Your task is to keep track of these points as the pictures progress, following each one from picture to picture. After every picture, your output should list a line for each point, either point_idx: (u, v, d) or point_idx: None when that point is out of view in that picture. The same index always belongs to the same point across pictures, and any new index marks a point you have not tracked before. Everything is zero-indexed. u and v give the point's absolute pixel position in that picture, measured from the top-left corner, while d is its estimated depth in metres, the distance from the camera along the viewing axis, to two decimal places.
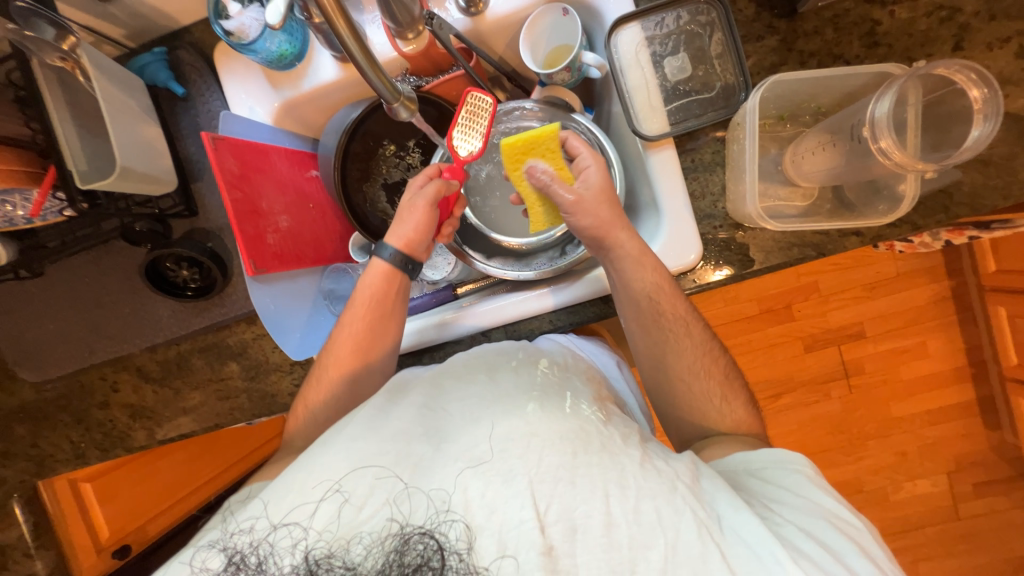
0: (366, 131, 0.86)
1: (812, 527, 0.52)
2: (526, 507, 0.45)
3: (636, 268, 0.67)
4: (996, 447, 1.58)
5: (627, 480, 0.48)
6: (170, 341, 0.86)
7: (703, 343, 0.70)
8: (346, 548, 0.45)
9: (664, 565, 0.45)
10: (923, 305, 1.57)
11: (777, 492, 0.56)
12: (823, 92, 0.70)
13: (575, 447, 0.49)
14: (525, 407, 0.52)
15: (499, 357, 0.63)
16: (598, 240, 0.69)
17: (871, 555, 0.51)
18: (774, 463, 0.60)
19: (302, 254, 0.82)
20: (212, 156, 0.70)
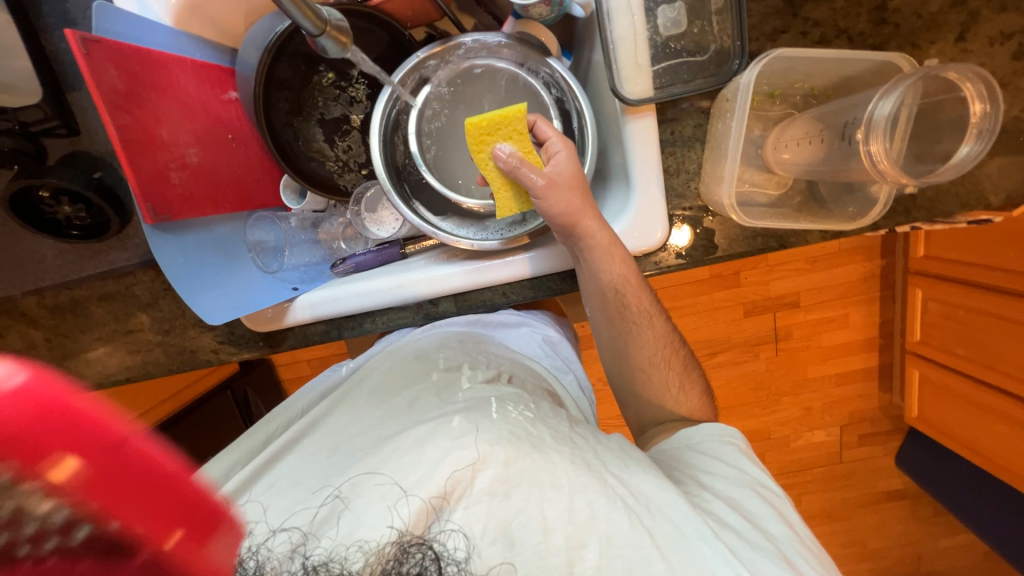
0: (296, 51, 0.71)
1: (738, 499, 0.55)
2: (461, 532, 0.44)
3: (605, 259, 0.63)
4: (884, 408, 1.81)
5: (560, 479, 0.47)
6: (60, 285, 0.74)
7: (647, 332, 0.68)
8: (344, 555, 0.43)
9: (599, 562, 0.44)
10: (855, 282, 1.68)
11: (713, 464, 0.59)
12: (819, 72, 0.64)
13: (508, 454, 0.47)
14: (449, 421, 0.50)
15: (420, 365, 0.64)
16: (569, 228, 0.63)
17: (788, 518, 0.55)
18: (710, 436, 0.62)
19: (219, 197, 0.69)
20: (83, 63, 0.54)
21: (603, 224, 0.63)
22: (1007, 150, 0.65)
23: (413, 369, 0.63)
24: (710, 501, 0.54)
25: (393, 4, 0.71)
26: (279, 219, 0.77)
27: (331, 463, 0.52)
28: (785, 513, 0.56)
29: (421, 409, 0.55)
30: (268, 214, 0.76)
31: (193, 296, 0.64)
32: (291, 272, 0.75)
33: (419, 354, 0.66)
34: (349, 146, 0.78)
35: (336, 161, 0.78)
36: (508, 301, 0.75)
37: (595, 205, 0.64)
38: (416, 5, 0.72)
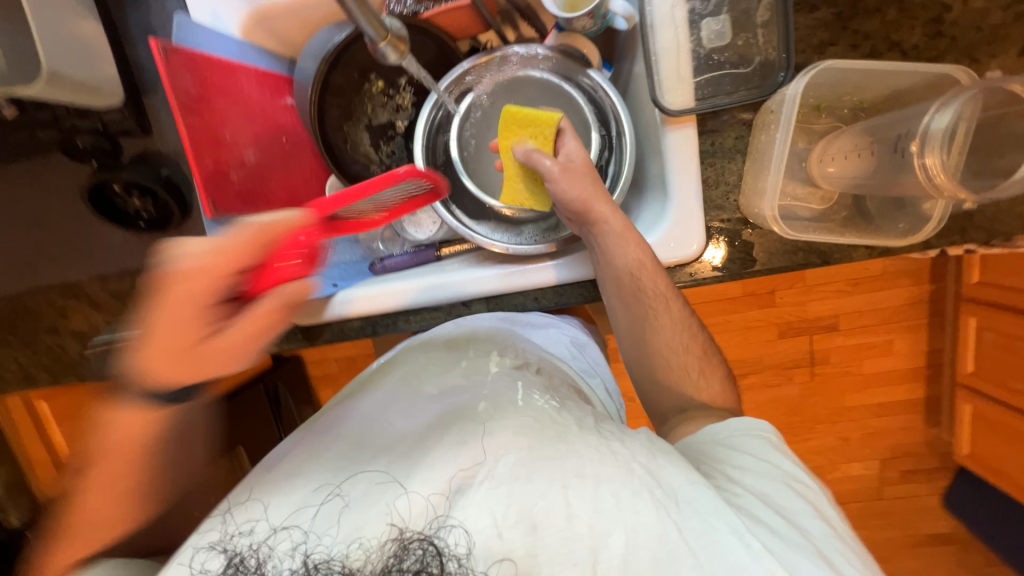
0: (350, 60, 0.74)
1: (773, 495, 0.50)
2: (485, 517, 0.44)
3: (620, 243, 0.64)
4: (932, 443, 1.70)
5: (585, 469, 0.46)
6: (124, 272, 0.79)
7: (661, 316, 0.66)
8: (346, 553, 0.44)
9: (625, 553, 0.43)
10: (901, 307, 1.59)
11: (743, 458, 0.54)
12: (869, 85, 0.62)
13: (532, 441, 0.48)
14: (476, 407, 0.53)
15: (450, 355, 0.66)
16: (576, 211, 0.65)
17: (823, 512, 0.51)
18: (738, 430, 0.57)
19: (271, 197, 0.73)
20: (164, 70, 0.59)
21: (612, 207, 0.64)
22: None
23: (442, 355, 0.66)
24: (746, 497, 0.49)
25: (442, 17, 0.73)
26: None
27: (353, 449, 0.52)
28: (823, 510, 0.51)
29: (449, 390, 0.60)
30: None
31: None
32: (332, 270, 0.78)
33: (450, 342, 0.68)
34: (393, 151, 0.80)
35: (380, 165, 0.80)
36: (540, 307, 0.74)
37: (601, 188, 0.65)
38: (464, 18, 0.74)
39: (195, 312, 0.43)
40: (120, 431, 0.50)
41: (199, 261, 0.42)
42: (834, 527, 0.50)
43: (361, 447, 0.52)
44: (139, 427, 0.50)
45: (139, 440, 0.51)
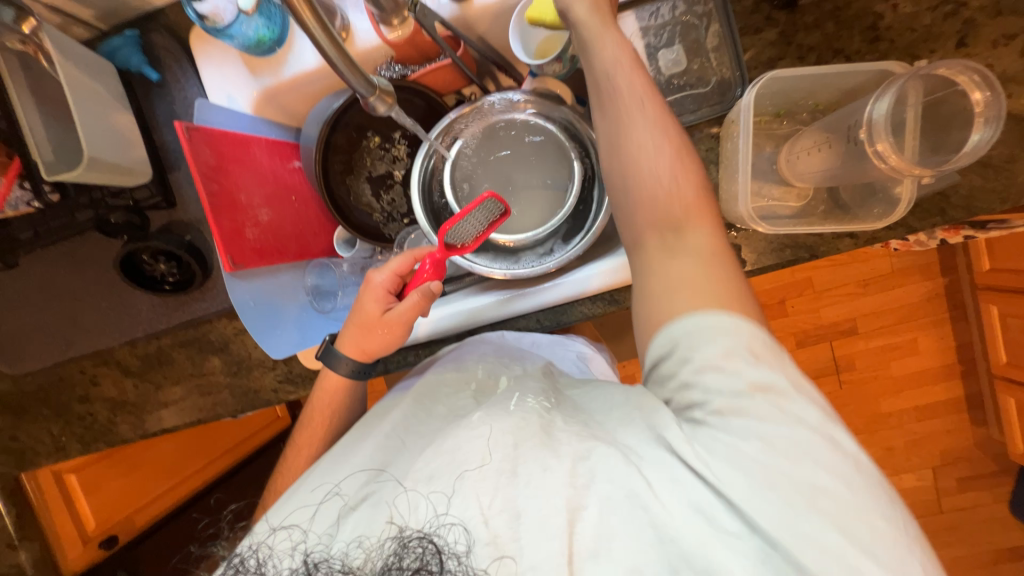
0: (348, 122, 0.82)
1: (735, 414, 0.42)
2: (472, 505, 0.44)
3: (602, 46, 0.54)
4: (981, 443, 1.61)
5: (560, 449, 0.47)
6: (149, 336, 0.86)
7: (690, 227, 0.49)
8: (346, 552, 0.45)
9: (599, 517, 0.43)
10: (916, 302, 1.57)
11: (712, 350, 0.43)
12: (822, 89, 0.67)
13: (517, 438, 0.49)
14: (470, 416, 0.53)
15: (456, 378, 0.67)
16: (597, 79, 0.54)
17: (806, 421, 0.41)
18: (692, 335, 0.44)
19: (284, 249, 0.79)
20: (186, 146, 0.66)
21: (643, 84, 0.52)
22: None
23: (449, 378, 0.66)
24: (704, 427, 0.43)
25: (428, 77, 0.82)
26: (337, 265, 0.85)
27: (351, 458, 0.56)
28: (801, 422, 0.41)
29: (457, 410, 0.59)
30: (324, 260, 0.85)
31: (266, 336, 0.75)
32: (341, 310, 0.81)
33: (456, 363, 0.70)
34: (393, 198, 0.88)
35: (382, 212, 0.88)
36: (545, 327, 0.81)
37: (640, 65, 0.54)
38: (447, 76, 0.83)
39: (382, 295, 0.68)
40: (330, 380, 0.71)
41: (390, 269, 0.68)
42: (823, 437, 0.41)
43: (352, 455, 0.56)
44: (339, 385, 0.71)
45: (340, 397, 0.71)
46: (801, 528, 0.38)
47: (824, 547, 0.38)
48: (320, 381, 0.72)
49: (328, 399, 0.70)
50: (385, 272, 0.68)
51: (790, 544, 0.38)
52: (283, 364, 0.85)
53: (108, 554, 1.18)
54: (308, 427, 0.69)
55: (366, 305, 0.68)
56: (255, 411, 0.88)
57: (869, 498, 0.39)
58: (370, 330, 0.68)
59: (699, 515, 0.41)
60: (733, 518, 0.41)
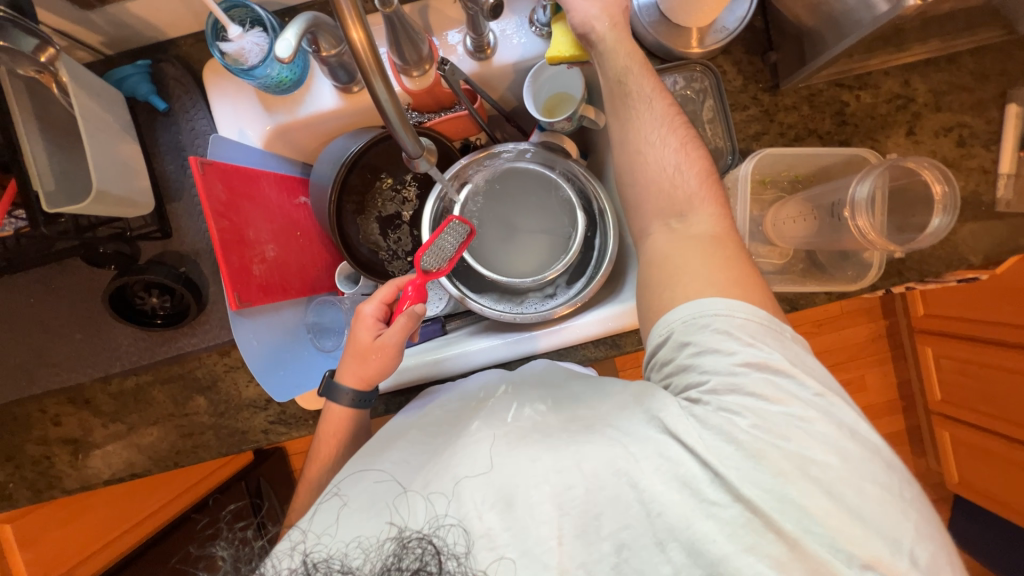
0: (365, 164, 0.83)
1: (732, 390, 0.46)
2: (467, 500, 0.46)
3: (612, 55, 0.61)
4: (922, 474, 1.76)
5: (557, 446, 0.48)
6: (127, 372, 0.80)
7: (700, 223, 0.55)
8: (345, 553, 0.46)
9: (587, 495, 0.45)
10: (864, 343, 1.72)
11: (713, 337, 0.48)
12: (800, 164, 0.76)
13: (513, 438, 0.50)
14: (470, 426, 0.54)
15: (460, 403, 0.64)
16: (613, 88, 0.61)
17: (805, 401, 0.45)
18: (695, 322, 0.49)
19: (287, 285, 0.78)
20: (200, 181, 0.66)
21: (659, 101, 0.60)
22: (973, 218, 0.76)
23: (452, 407, 0.64)
24: (702, 404, 0.47)
25: (440, 124, 0.85)
26: (340, 301, 0.85)
27: (359, 462, 0.56)
28: (793, 398, 0.45)
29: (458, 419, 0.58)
30: (327, 296, 0.85)
31: (266, 375, 0.72)
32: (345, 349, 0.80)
33: (461, 392, 0.67)
34: (400, 238, 0.89)
35: (388, 250, 0.88)
36: None
37: (654, 78, 0.61)
38: (461, 125, 0.87)
39: (372, 323, 0.68)
40: (334, 417, 0.69)
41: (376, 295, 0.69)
42: (819, 413, 0.45)
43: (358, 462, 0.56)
44: (345, 415, 0.69)
45: (349, 426, 0.69)
46: (793, 495, 0.42)
47: (809, 508, 0.42)
48: (324, 415, 0.70)
49: (335, 429, 0.68)
50: (374, 304, 0.69)
51: (773, 510, 0.42)
52: (276, 404, 0.81)
53: None
54: (317, 449, 0.68)
55: (357, 335, 0.68)
56: (239, 453, 0.83)
57: (863, 465, 0.44)
58: (361, 359, 0.68)
59: (690, 489, 0.44)
60: (721, 491, 0.44)
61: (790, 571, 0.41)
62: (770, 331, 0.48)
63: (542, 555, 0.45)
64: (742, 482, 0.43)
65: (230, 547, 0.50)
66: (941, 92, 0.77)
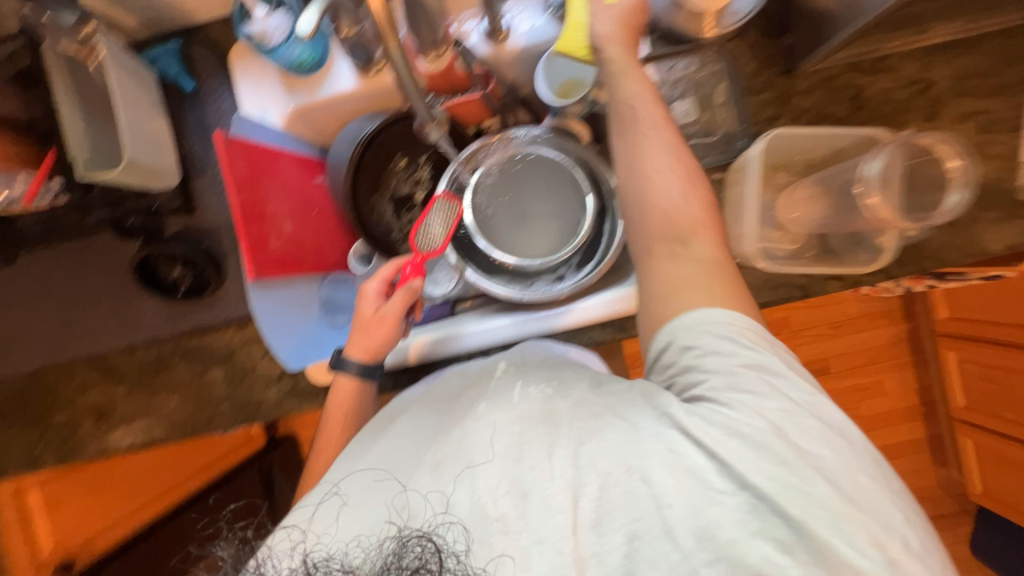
0: (381, 143, 0.85)
1: (730, 387, 0.47)
2: (478, 487, 0.47)
3: (623, 77, 0.62)
4: (943, 483, 1.70)
5: (563, 438, 0.48)
6: (150, 341, 0.83)
7: (702, 250, 0.54)
8: (345, 551, 0.46)
9: (601, 494, 0.45)
10: (882, 346, 1.68)
11: (711, 341, 0.49)
12: (813, 147, 0.75)
13: (524, 427, 0.50)
14: (475, 408, 0.54)
15: (463, 379, 0.67)
16: (622, 113, 0.61)
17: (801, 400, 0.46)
18: (697, 327, 0.50)
19: (302, 260, 0.80)
20: (223, 154, 0.68)
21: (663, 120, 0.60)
22: (994, 206, 0.74)
23: (456, 384, 0.66)
24: (701, 400, 0.47)
25: (454, 108, 0.87)
26: (351, 280, 0.87)
27: (359, 458, 0.56)
28: (790, 396, 0.46)
29: (467, 398, 0.59)
30: (341, 273, 0.87)
31: (278, 345, 0.75)
32: None
33: (464, 370, 0.69)
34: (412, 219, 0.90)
35: (400, 231, 0.89)
36: None
37: (664, 111, 0.60)
38: (474, 108, 0.88)
39: (375, 297, 0.71)
40: (342, 393, 0.70)
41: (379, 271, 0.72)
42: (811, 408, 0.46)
43: (359, 454, 0.57)
44: (350, 390, 0.70)
45: (353, 406, 0.70)
46: (797, 482, 0.42)
47: (812, 492, 0.42)
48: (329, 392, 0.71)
49: (339, 418, 0.69)
50: (375, 279, 0.71)
51: (780, 496, 0.42)
52: (289, 377, 0.83)
53: None
54: (325, 429, 0.69)
55: (358, 308, 0.71)
56: (253, 424, 0.85)
57: (853, 456, 0.45)
58: (363, 331, 0.70)
59: (697, 480, 0.44)
60: (728, 480, 0.43)
61: (797, 553, 0.41)
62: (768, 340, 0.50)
63: (557, 543, 0.45)
64: (746, 470, 0.43)
65: (231, 549, 0.51)
66: (962, 77, 0.76)
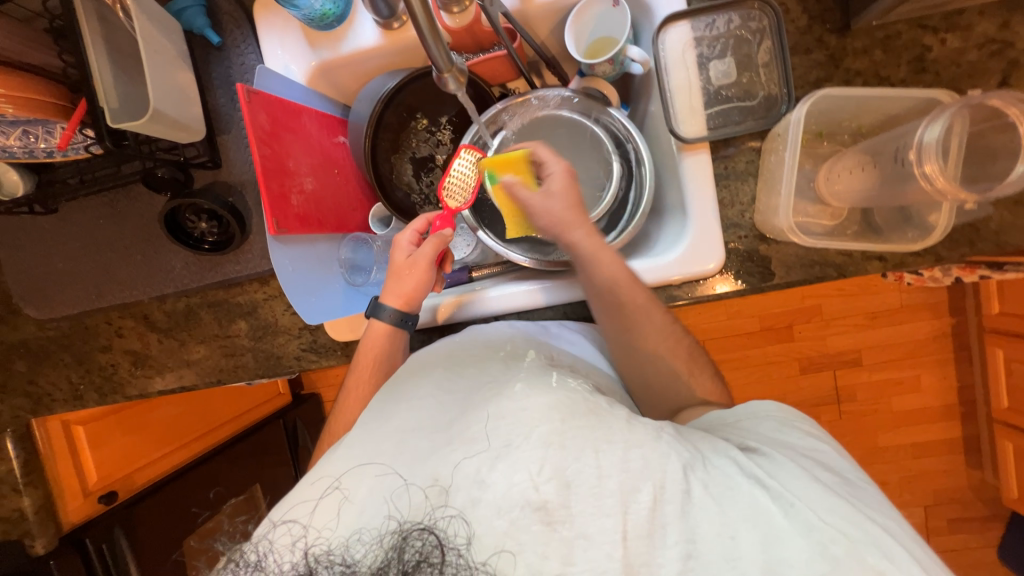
0: (401, 101, 0.86)
1: (785, 453, 0.54)
2: (521, 472, 0.48)
3: (594, 261, 0.69)
4: (976, 486, 1.61)
5: (613, 436, 0.51)
6: (179, 292, 0.87)
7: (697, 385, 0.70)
8: (346, 547, 0.48)
9: (653, 507, 0.47)
10: (922, 340, 1.58)
11: (756, 424, 0.59)
12: (863, 112, 0.70)
13: (564, 414, 0.52)
14: (512, 387, 0.56)
15: (485, 350, 0.68)
16: (621, 325, 0.69)
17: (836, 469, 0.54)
18: (749, 415, 0.61)
19: (323, 220, 0.81)
20: (245, 108, 0.68)
21: (586, 226, 0.71)
22: None
23: (481, 355, 0.67)
24: (758, 452, 0.54)
25: (478, 66, 0.84)
26: (371, 241, 0.87)
27: (371, 442, 0.55)
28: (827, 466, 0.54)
29: (498, 372, 0.61)
30: (362, 235, 0.86)
31: (300, 300, 0.75)
32: (375, 285, 0.84)
33: (489, 342, 0.70)
34: (432, 181, 0.92)
35: (420, 193, 0.91)
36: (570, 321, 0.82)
37: (647, 291, 0.69)
38: (499, 66, 0.85)
39: (407, 246, 0.75)
40: (374, 340, 0.72)
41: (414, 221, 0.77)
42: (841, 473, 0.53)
43: (380, 420, 0.57)
44: (383, 334, 0.73)
45: (382, 348, 0.72)
46: (858, 527, 0.46)
47: (870, 531, 0.45)
48: (360, 345, 0.73)
49: (366, 375, 0.71)
50: (408, 230, 0.76)
51: (841, 531, 0.45)
52: (309, 333, 0.86)
53: (107, 509, 1.08)
54: (346, 395, 0.71)
55: (393, 257, 0.75)
56: (274, 377, 0.89)
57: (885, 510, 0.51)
58: (395, 279, 0.74)
59: (760, 521, 0.47)
60: (794, 522, 0.46)
61: None
62: (821, 434, 0.59)
63: (605, 545, 0.46)
64: (806, 517, 0.46)
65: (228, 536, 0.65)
66: None
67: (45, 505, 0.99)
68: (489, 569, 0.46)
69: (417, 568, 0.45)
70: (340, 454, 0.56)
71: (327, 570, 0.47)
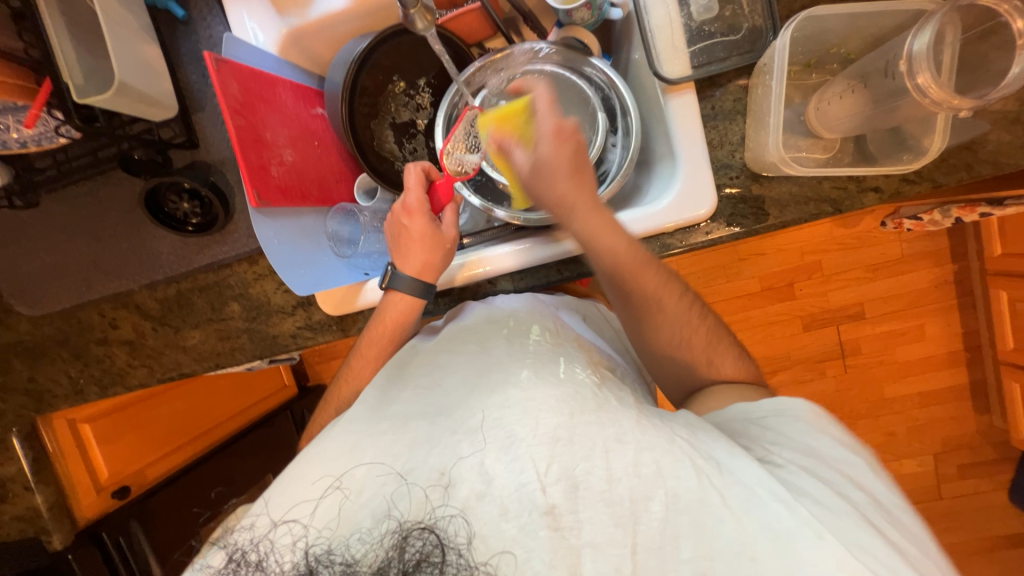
0: (375, 64, 0.84)
1: (812, 468, 0.52)
2: (528, 472, 0.48)
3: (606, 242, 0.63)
4: (985, 430, 1.61)
5: (625, 436, 0.50)
6: (170, 279, 0.86)
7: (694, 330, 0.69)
8: (346, 545, 0.48)
9: (664, 515, 0.48)
10: (925, 289, 1.56)
11: (797, 428, 0.57)
12: (852, 36, 0.68)
13: (572, 408, 0.52)
14: (518, 374, 0.55)
15: (487, 325, 0.65)
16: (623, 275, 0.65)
17: (873, 488, 0.52)
18: (776, 412, 0.59)
19: (306, 192, 0.79)
20: (214, 77, 0.66)
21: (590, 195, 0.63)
22: None
23: (483, 330, 0.65)
24: (784, 469, 0.52)
25: (452, 23, 0.82)
26: (359, 214, 0.84)
27: (371, 425, 0.55)
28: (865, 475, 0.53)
29: (497, 353, 0.59)
30: (347, 205, 0.83)
31: (288, 271, 0.73)
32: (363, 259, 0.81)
33: (489, 317, 0.67)
34: (414, 147, 0.92)
35: (403, 160, 0.91)
36: (565, 277, 0.79)
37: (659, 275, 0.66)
38: (473, 22, 0.82)
39: (422, 211, 0.73)
40: (398, 307, 0.72)
41: (412, 178, 0.74)
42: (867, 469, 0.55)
43: (386, 405, 0.58)
44: (404, 302, 0.72)
45: (406, 317, 0.72)
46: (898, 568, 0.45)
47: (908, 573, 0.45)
48: (373, 320, 0.73)
49: (381, 340, 0.72)
50: (415, 193, 0.73)
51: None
52: (302, 311, 0.84)
53: (122, 504, 1.09)
54: (353, 364, 0.73)
55: (414, 224, 0.72)
56: (273, 357, 0.88)
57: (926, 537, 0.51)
58: (428, 249, 0.72)
59: (778, 540, 0.46)
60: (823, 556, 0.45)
61: None
62: (853, 442, 0.57)
63: (613, 556, 0.47)
64: (831, 547, 0.45)
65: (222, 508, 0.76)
66: None
67: (57, 501, 0.98)
68: (489, 568, 0.46)
69: (417, 568, 0.45)
70: (336, 434, 0.56)
71: (327, 569, 0.47)
